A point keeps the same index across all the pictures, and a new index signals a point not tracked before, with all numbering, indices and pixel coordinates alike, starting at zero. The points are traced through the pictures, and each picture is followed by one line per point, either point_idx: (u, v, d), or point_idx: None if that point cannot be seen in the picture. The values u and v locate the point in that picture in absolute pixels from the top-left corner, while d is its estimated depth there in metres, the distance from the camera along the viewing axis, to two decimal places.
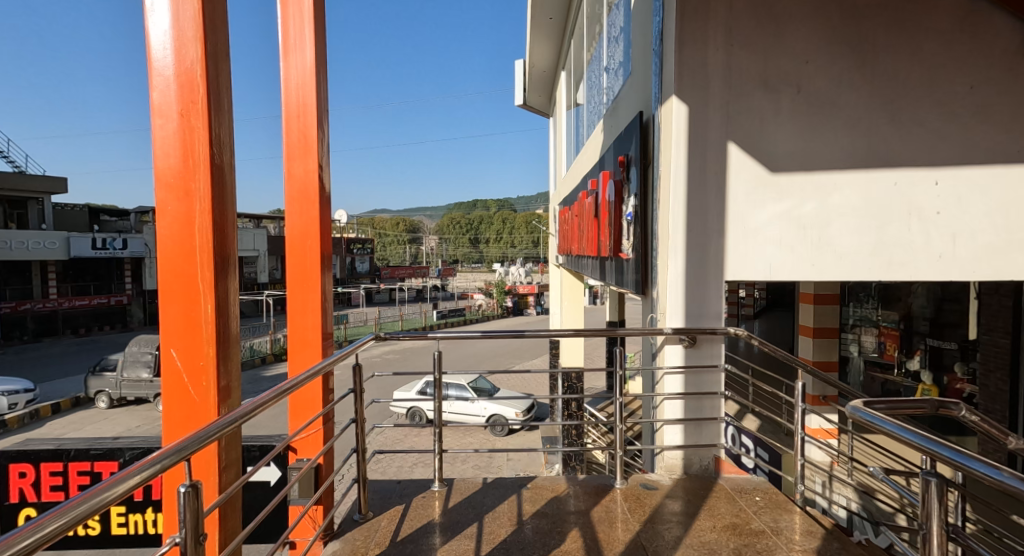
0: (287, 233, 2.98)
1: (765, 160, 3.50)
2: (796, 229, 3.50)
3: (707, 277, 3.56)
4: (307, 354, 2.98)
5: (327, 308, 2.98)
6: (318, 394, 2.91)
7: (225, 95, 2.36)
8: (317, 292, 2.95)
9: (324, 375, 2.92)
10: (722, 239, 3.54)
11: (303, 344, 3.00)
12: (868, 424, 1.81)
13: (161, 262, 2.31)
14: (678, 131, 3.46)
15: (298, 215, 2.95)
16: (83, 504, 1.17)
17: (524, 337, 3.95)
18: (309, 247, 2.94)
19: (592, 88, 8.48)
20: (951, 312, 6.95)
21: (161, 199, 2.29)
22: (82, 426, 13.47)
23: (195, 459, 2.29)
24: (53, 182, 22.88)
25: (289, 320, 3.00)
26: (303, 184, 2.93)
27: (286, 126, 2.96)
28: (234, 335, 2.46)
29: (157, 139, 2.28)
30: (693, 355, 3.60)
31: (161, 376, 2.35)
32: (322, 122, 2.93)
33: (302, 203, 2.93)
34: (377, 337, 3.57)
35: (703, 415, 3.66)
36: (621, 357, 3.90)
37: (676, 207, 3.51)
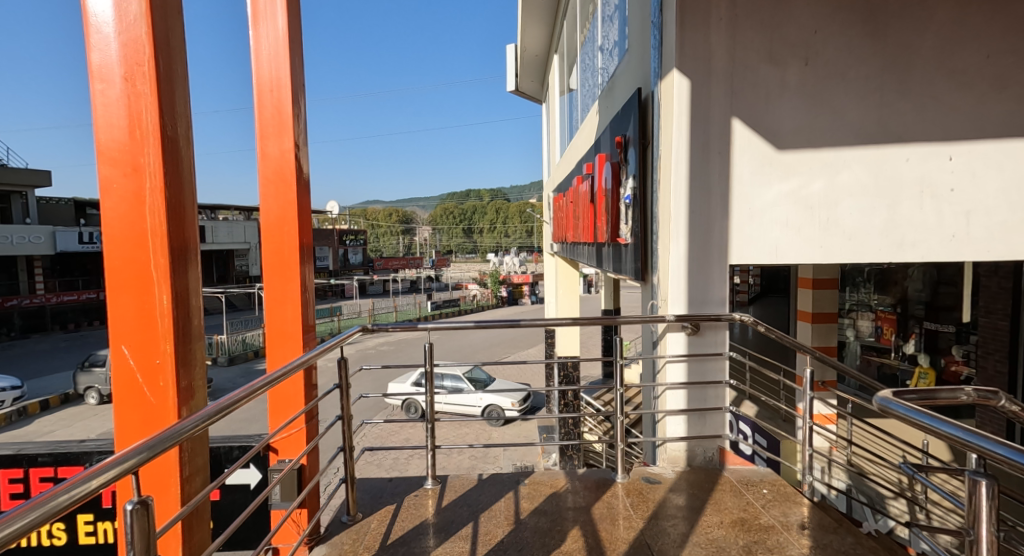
0: (262, 219, 2.75)
1: (770, 137, 3.32)
2: (804, 209, 3.34)
3: (710, 260, 3.40)
4: (288, 347, 2.76)
5: (307, 300, 2.76)
6: (300, 390, 2.68)
7: (177, 59, 2.15)
8: (297, 282, 2.71)
9: (306, 371, 2.70)
10: (727, 221, 3.38)
11: (282, 336, 2.75)
12: (903, 417, 1.62)
13: (108, 247, 2.12)
14: (679, 106, 3.29)
15: (274, 200, 2.71)
16: (32, 512, 0.99)
17: (519, 326, 3.62)
18: (287, 233, 2.70)
19: (585, 72, 8.29)
20: (946, 295, 6.85)
21: (105, 175, 2.09)
22: (72, 422, 13.29)
23: (156, 467, 2.12)
24: (37, 175, 22.48)
25: (266, 313, 2.76)
26: (277, 163, 2.70)
27: (258, 102, 2.71)
28: (195, 330, 2.28)
29: (97, 107, 2.07)
30: (696, 343, 3.44)
31: (113, 377, 2.17)
32: (297, 98, 2.68)
33: (279, 186, 2.69)
34: (365, 329, 3.36)
35: (707, 404, 3.50)
36: (618, 347, 3.66)
37: (678, 187, 3.35)
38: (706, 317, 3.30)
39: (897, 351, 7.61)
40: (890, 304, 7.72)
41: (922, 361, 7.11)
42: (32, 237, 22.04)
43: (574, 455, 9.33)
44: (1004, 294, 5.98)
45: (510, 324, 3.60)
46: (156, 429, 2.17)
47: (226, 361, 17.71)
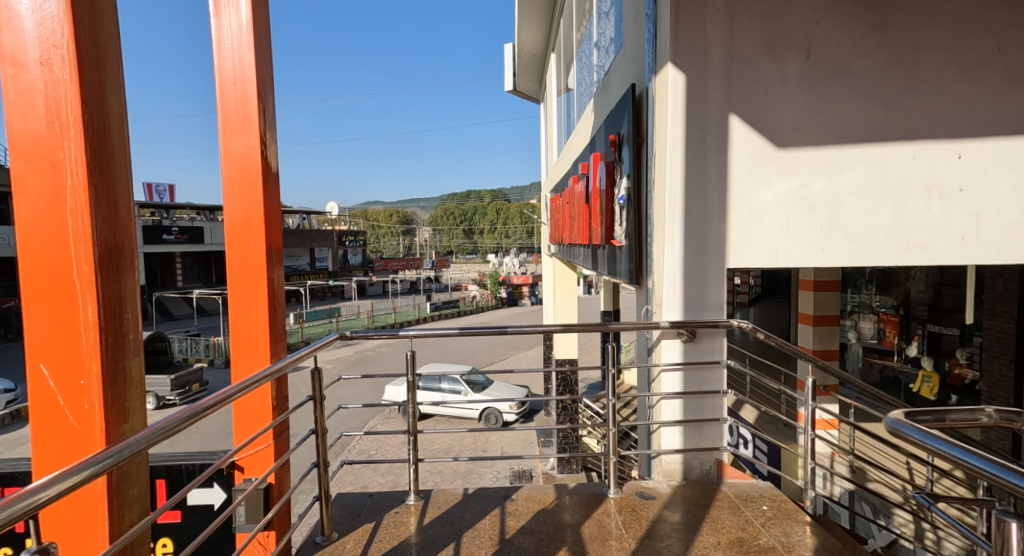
0: (225, 220, 2.46)
1: (770, 134, 3.16)
2: (805, 211, 3.17)
3: (707, 264, 3.24)
4: (254, 359, 2.46)
5: (276, 308, 2.49)
6: (267, 404, 2.45)
7: (106, 34, 1.86)
8: (264, 289, 2.44)
9: (274, 384, 2.48)
10: (723, 223, 3.22)
11: (249, 346, 2.48)
12: (917, 443, 1.45)
13: (23, 252, 1.81)
14: (675, 102, 3.13)
15: (239, 200, 2.44)
16: None
17: (507, 334, 3.46)
18: (252, 236, 2.42)
19: (581, 71, 8.14)
20: (950, 297, 6.69)
21: (19, 169, 1.79)
22: None
23: (76, 499, 1.74)
24: None
25: (230, 322, 2.48)
26: (241, 161, 2.44)
27: (221, 94, 2.44)
28: (132, 347, 1.96)
29: (10, 89, 1.78)
30: (692, 351, 3.28)
31: (32, 402, 1.85)
32: (264, 89, 2.42)
33: (243, 184, 2.41)
34: (342, 336, 3.20)
35: (704, 415, 3.33)
36: (611, 355, 3.44)
37: (673, 186, 3.20)
38: (702, 324, 3.15)
39: (901, 354, 7.47)
40: (892, 306, 7.61)
41: (926, 365, 6.98)
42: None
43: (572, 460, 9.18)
44: (1010, 296, 5.76)
45: (496, 331, 3.43)
46: (80, 458, 1.84)
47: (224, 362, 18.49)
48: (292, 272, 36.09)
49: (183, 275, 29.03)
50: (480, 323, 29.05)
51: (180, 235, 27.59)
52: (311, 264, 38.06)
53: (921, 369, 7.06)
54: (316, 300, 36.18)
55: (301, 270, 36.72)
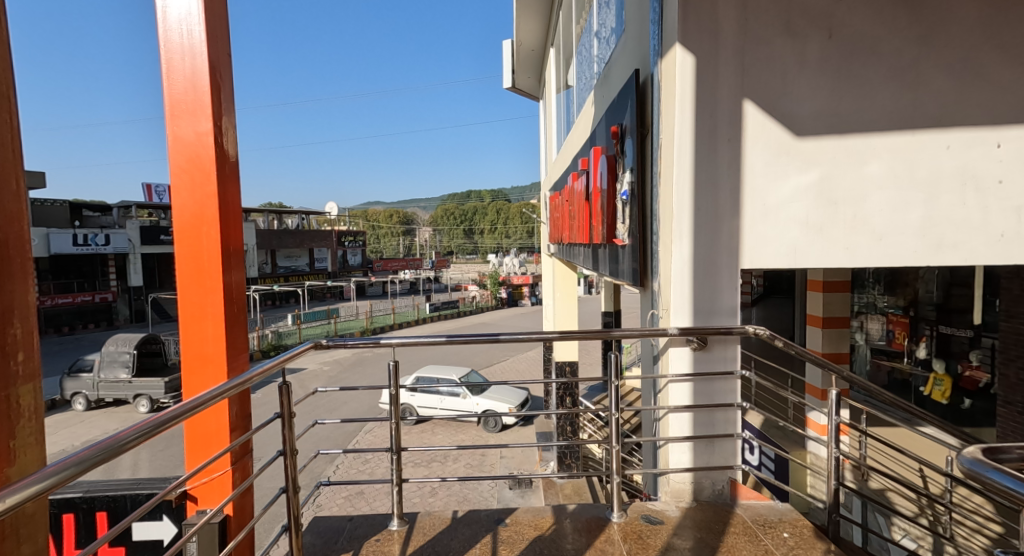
0: (173, 217, 2.16)
1: (787, 122, 2.87)
2: (827, 205, 2.88)
3: (718, 264, 2.96)
4: (208, 375, 2.16)
5: (233, 317, 2.19)
6: (222, 425, 2.16)
7: None
8: (220, 295, 2.14)
9: (232, 401, 2.18)
10: (737, 219, 2.93)
11: (202, 360, 2.17)
12: (1008, 493, 1.14)
13: None
14: (682, 87, 2.85)
15: (189, 194, 2.14)
16: None
17: (499, 341, 3.15)
18: (205, 235, 2.13)
19: (581, 64, 7.87)
20: (960, 297, 6.47)
21: None
22: (56, 430, 12.96)
23: None
24: (31, 178, 22.22)
25: (180, 333, 2.18)
26: (189, 149, 2.13)
27: (168, 74, 2.14)
28: (24, 374, 1.56)
29: None
30: (703, 359, 3.00)
31: None
32: (216, 67, 2.13)
33: (194, 176, 2.12)
34: (316, 345, 2.92)
35: (716, 431, 3.04)
36: (613, 363, 3.13)
37: (680, 179, 2.91)
38: (712, 332, 2.87)
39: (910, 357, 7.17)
40: (899, 307, 7.27)
41: (936, 368, 6.73)
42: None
43: (573, 464, 8.89)
44: None
45: (487, 338, 3.11)
46: None
47: None
48: (291, 272, 35.80)
49: None
50: (479, 323, 28.74)
51: None
52: (310, 264, 37.73)
53: (931, 373, 6.82)
54: (315, 301, 35.86)
55: (300, 271, 36.37)
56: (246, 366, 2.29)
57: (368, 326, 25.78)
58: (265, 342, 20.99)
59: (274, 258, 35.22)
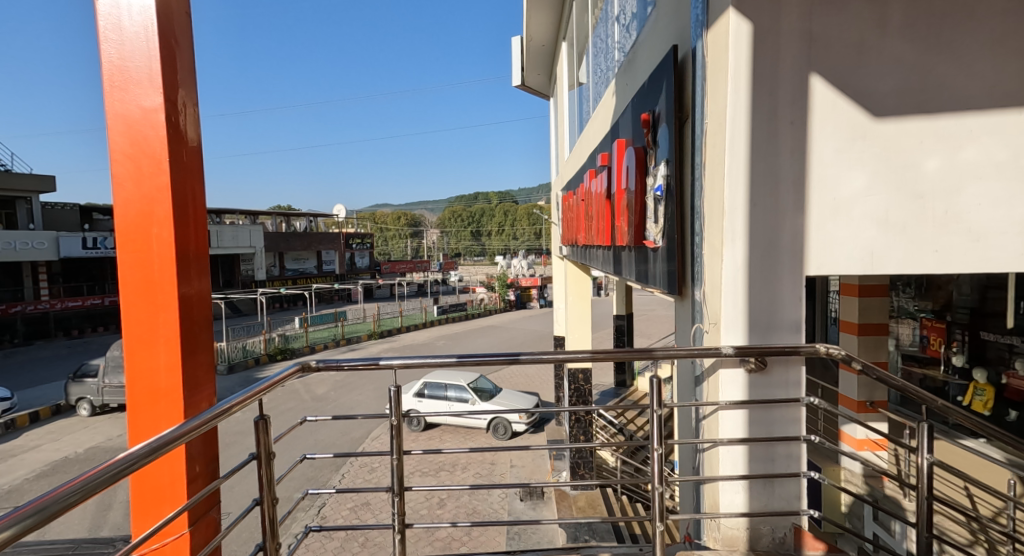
0: (116, 215, 1.74)
1: (864, 100, 2.41)
2: (910, 199, 2.41)
3: (780, 271, 2.50)
4: (161, 410, 1.75)
5: (192, 340, 1.76)
6: (175, 477, 1.75)
7: None
8: (173, 312, 1.71)
9: (189, 447, 1.75)
10: (801, 218, 2.47)
11: (152, 396, 1.75)
12: None
13: None
14: (737, 61, 2.39)
15: (133, 185, 1.71)
16: None
17: (520, 362, 2.69)
18: (155, 238, 1.71)
19: (598, 55, 7.41)
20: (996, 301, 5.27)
21: None
22: (60, 437, 12.66)
23: None
24: (42, 181, 22.14)
25: (124, 362, 1.76)
26: (134, 127, 1.70)
27: (104, 34, 1.72)
28: None
29: None
30: (760, 384, 2.54)
31: None
32: (166, 26, 1.71)
33: (139, 163, 1.70)
34: (303, 368, 2.48)
35: (775, 469, 2.57)
36: (656, 395, 2.56)
37: (735, 170, 2.45)
38: (773, 352, 2.42)
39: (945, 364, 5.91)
40: (931, 310, 6.04)
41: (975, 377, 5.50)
42: (36, 243, 21.40)
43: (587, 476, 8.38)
44: None
45: (506, 358, 2.66)
46: None
47: (226, 368, 18.19)
48: (299, 275, 35.55)
49: None
50: (488, 326, 28.23)
51: None
52: (318, 267, 37.43)
53: (969, 382, 5.61)
54: (323, 303, 35.58)
55: (308, 273, 36.09)
56: (212, 399, 1.87)
57: (375, 329, 25.40)
58: (271, 346, 20.68)
59: (282, 261, 34.93)
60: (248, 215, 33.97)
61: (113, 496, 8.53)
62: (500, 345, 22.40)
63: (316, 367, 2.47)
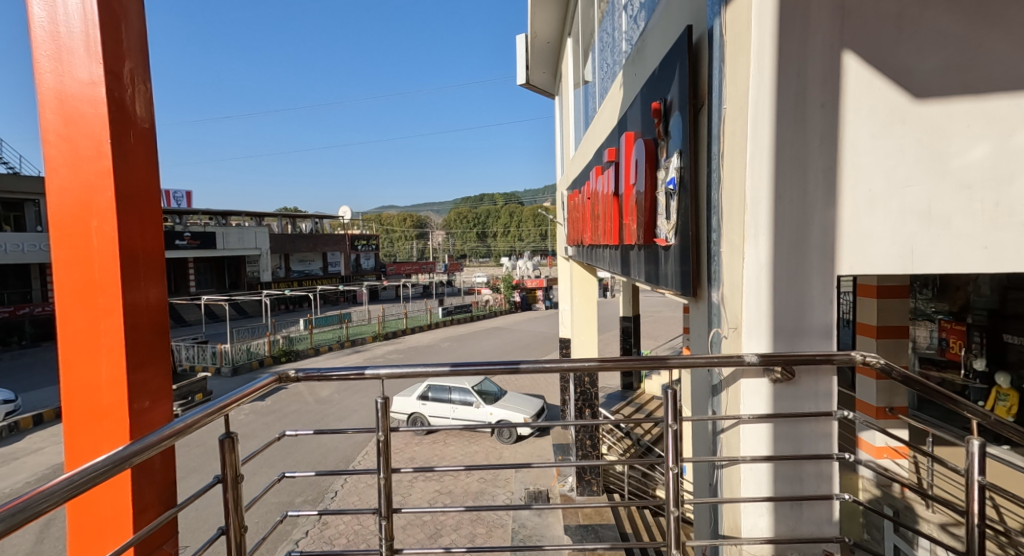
0: (55, 205, 1.69)
1: (904, 80, 2.16)
2: (956, 190, 2.17)
3: (808, 271, 2.25)
4: (103, 431, 1.67)
5: (138, 350, 1.70)
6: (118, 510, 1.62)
7: None
8: (117, 318, 1.67)
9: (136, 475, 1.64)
10: (832, 211, 2.23)
11: (95, 412, 1.69)
12: None
13: None
14: (761, 35, 2.15)
15: (71, 173, 1.66)
16: None
17: (519, 372, 2.47)
18: (96, 233, 1.66)
19: (604, 50, 7.20)
20: (1017, 304, 4.94)
21: None
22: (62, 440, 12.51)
23: None
24: None
25: (66, 374, 1.70)
26: (72, 106, 1.66)
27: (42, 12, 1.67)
28: None
29: None
30: (787, 396, 2.30)
31: None
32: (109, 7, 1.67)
33: (77, 150, 1.65)
34: (281, 378, 2.28)
35: (804, 490, 2.33)
36: (671, 408, 2.33)
37: (758, 159, 2.21)
38: (800, 360, 2.18)
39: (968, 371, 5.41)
40: (949, 317, 5.54)
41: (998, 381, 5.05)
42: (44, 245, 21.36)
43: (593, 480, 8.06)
44: None
45: (505, 367, 2.43)
46: None
47: (230, 371, 18.04)
48: (304, 277, 35.51)
49: (196, 281, 28.92)
50: (493, 328, 28.02)
51: (192, 239, 26.86)
52: (324, 268, 37.35)
53: (993, 388, 5.14)
54: (328, 305, 35.47)
55: (313, 274, 35.91)
56: (166, 415, 1.81)
57: (380, 331, 25.23)
58: (275, 348, 20.50)
59: (288, 262, 34.92)
60: (253, 216, 33.88)
61: None
62: (506, 346, 22.17)
63: (294, 378, 2.27)
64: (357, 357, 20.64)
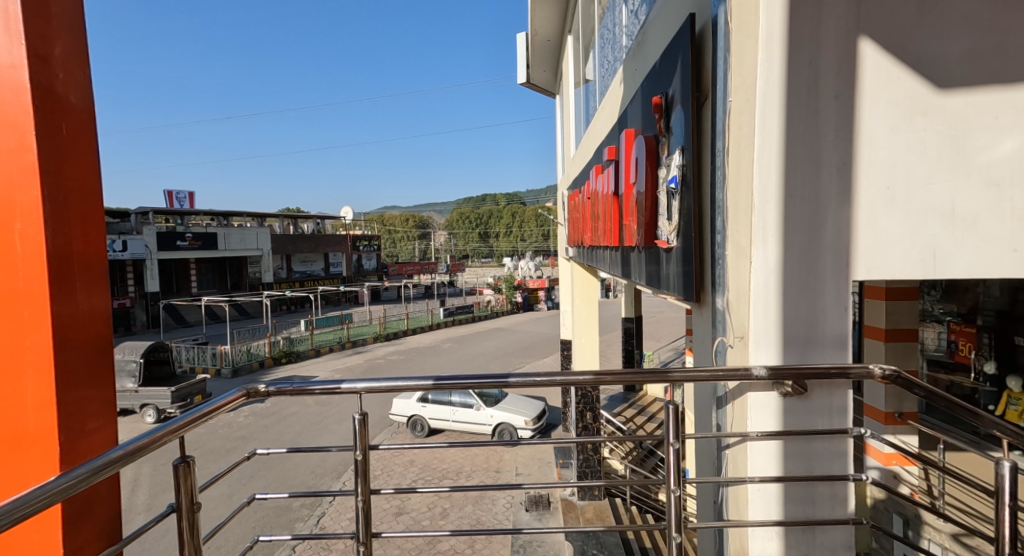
0: None
1: (926, 69, 1.99)
2: (983, 187, 1.99)
3: (821, 276, 2.08)
4: (32, 459, 1.76)
5: (67, 372, 1.78)
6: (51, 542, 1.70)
7: None
8: (43, 332, 1.75)
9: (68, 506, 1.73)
10: (848, 211, 2.06)
11: (27, 439, 1.77)
12: None
13: None
14: (770, 21, 1.98)
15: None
16: None
17: (509, 386, 2.32)
18: (20, 233, 1.76)
19: (604, 47, 7.06)
20: None
21: None
22: None
23: None
24: None
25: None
26: None
27: None
28: None
29: None
30: (798, 411, 2.12)
31: None
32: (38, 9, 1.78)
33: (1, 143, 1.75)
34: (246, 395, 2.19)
35: (816, 513, 2.15)
36: (672, 425, 2.17)
37: (767, 155, 2.03)
38: (813, 373, 2.00)
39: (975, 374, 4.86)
40: (956, 316, 5.04)
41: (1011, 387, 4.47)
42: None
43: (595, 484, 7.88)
44: None
45: (494, 381, 2.28)
46: None
47: (230, 372, 17.89)
48: (306, 277, 35.37)
49: (197, 281, 28.85)
50: (495, 329, 27.86)
51: (193, 240, 26.71)
52: (325, 269, 37.22)
53: (1003, 392, 4.58)
54: (329, 306, 35.28)
55: (315, 275, 35.71)
56: (104, 440, 1.90)
57: (381, 332, 25.08)
58: (275, 349, 20.30)
59: (289, 263, 34.83)
60: (255, 217, 33.71)
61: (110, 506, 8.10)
62: (508, 347, 21.98)
63: (261, 394, 2.19)
64: (357, 358, 20.47)
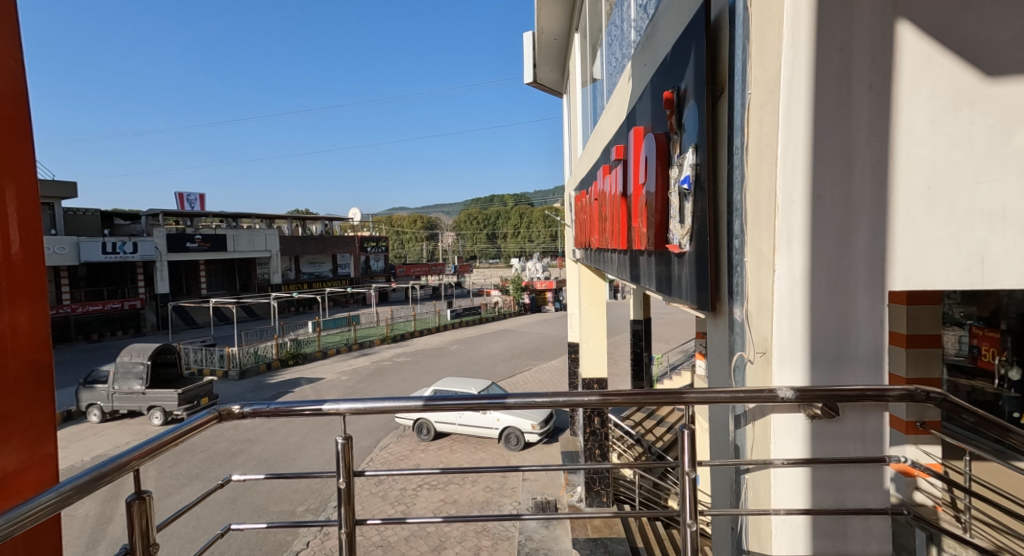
0: None
1: (974, 53, 1.77)
2: None
3: (854, 286, 1.87)
4: None
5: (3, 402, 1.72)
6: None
7: None
8: None
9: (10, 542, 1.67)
10: (885, 214, 1.85)
11: None
12: None
13: None
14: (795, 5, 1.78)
15: None
16: None
17: (507, 407, 2.18)
18: None
19: (611, 45, 6.87)
20: None
21: None
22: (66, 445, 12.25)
23: None
24: (62, 187, 22.05)
25: None
26: None
27: None
28: None
29: None
30: (828, 435, 1.91)
31: None
32: None
33: None
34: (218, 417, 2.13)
35: (847, 549, 1.94)
36: (687, 452, 1.98)
37: (793, 152, 1.83)
38: (845, 396, 1.80)
39: (1000, 381, 3.82)
40: (977, 316, 3.98)
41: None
42: (57, 248, 21.35)
43: (602, 491, 7.68)
44: None
45: (491, 403, 2.14)
46: None
47: (238, 374, 17.78)
48: (314, 279, 35.39)
49: (206, 283, 28.93)
50: (502, 331, 27.63)
51: (202, 242, 26.71)
52: (334, 270, 37.20)
53: None
54: (337, 307, 35.19)
55: (323, 276, 35.69)
56: (46, 471, 1.84)
57: (388, 334, 24.95)
58: (283, 350, 20.18)
59: (297, 265, 34.86)
60: (264, 218, 33.69)
61: (114, 508, 7.94)
62: (515, 350, 21.74)
63: (233, 416, 2.10)
64: (364, 360, 20.31)
